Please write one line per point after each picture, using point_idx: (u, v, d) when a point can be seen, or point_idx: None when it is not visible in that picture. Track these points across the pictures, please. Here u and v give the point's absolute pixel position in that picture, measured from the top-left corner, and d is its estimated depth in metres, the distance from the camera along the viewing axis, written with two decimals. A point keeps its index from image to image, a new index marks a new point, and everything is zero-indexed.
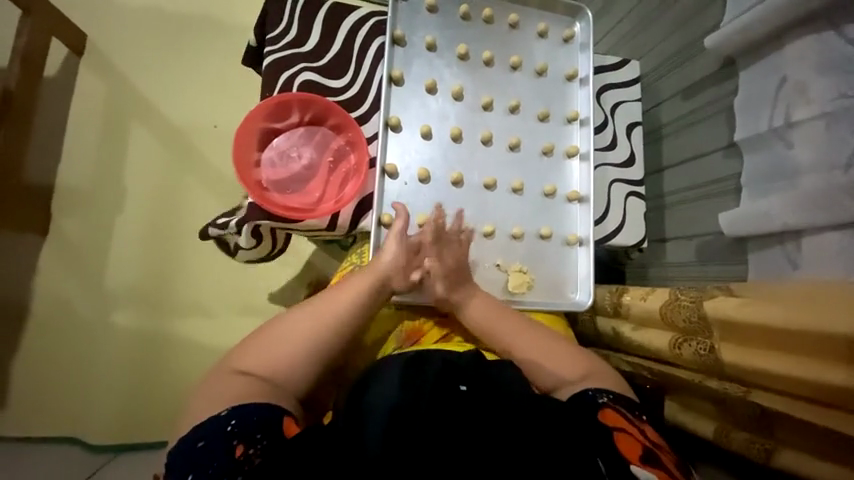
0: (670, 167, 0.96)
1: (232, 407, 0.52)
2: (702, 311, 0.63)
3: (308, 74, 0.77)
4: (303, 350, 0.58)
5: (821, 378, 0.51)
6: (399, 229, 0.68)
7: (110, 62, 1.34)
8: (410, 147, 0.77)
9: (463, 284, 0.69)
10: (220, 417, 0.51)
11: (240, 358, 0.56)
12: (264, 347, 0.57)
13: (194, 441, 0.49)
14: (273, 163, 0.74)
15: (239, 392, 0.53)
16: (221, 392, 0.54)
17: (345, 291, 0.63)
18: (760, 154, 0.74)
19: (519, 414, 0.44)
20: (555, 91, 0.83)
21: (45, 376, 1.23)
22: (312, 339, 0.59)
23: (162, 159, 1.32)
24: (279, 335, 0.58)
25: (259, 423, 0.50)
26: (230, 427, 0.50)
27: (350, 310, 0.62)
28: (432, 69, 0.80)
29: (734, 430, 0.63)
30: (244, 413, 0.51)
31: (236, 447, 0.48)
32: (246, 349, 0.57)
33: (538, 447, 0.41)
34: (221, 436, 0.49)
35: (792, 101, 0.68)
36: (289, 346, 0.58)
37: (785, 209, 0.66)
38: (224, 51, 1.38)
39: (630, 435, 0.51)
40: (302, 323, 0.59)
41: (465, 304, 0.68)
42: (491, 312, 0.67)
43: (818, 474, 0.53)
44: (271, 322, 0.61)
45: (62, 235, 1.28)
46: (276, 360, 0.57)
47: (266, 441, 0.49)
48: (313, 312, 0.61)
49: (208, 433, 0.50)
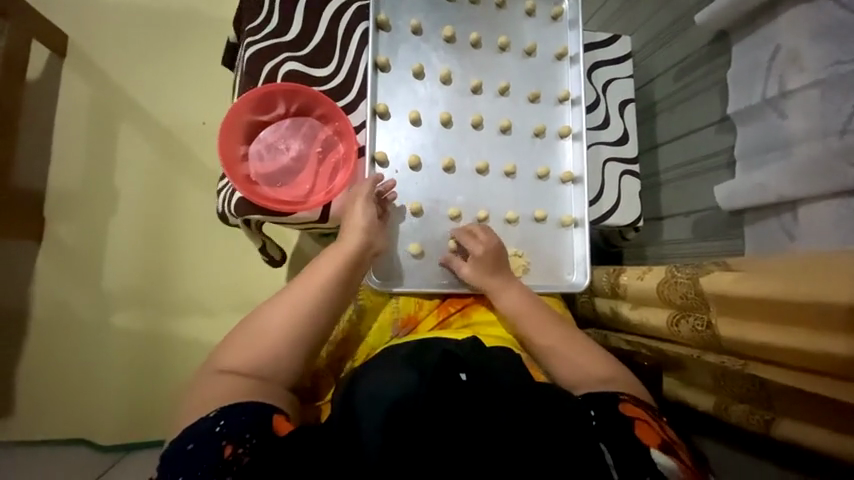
0: (664, 144, 0.95)
1: (220, 407, 0.51)
2: (698, 287, 0.64)
3: (292, 63, 0.75)
4: (278, 344, 0.57)
5: (819, 348, 0.51)
6: (365, 190, 0.68)
7: (92, 62, 1.32)
8: (400, 135, 0.76)
9: (500, 276, 0.70)
10: (209, 418, 0.51)
11: (222, 359, 0.56)
12: (242, 345, 0.57)
13: (184, 443, 0.49)
14: (261, 155, 0.73)
15: (225, 392, 0.53)
16: (208, 393, 0.53)
17: (318, 274, 0.62)
18: (755, 126, 0.73)
19: (512, 407, 0.44)
20: (545, 71, 0.82)
21: (49, 379, 1.23)
22: (284, 333, 0.58)
23: (151, 159, 1.31)
24: (254, 332, 0.58)
25: (247, 423, 0.50)
26: (219, 428, 0.49)
27: (325, 293, 0.61)
28: (420, 54, 0.78)
29: (733, 403, 0.63)
30: (232, 413, 0.51)
31: (223, 447, 0.48)
32: (227, 348, 0.57)
33: (531, 443, 0.42)
34: (210, 437, 0.49)
35: (786, 70, 0.66)
36: (267, 341, 0.57)
37: (781, 180, 0.65)
38: (209, 45, 1.36)
39: (650, 425, 0.52)
40: (273, 318, 0.58)
41: (499, 296, 0.69)
42: (521, 310, 0.68)
43: (815, 440, 0.53)
44: (245, 321, 0.60)
45: (57, 239, 1.27)
46: (256, 357, 0.56)
47: (256, 440, 0.49)
48: (284, 305, 0.59)
49: (197, 435, 0.49)
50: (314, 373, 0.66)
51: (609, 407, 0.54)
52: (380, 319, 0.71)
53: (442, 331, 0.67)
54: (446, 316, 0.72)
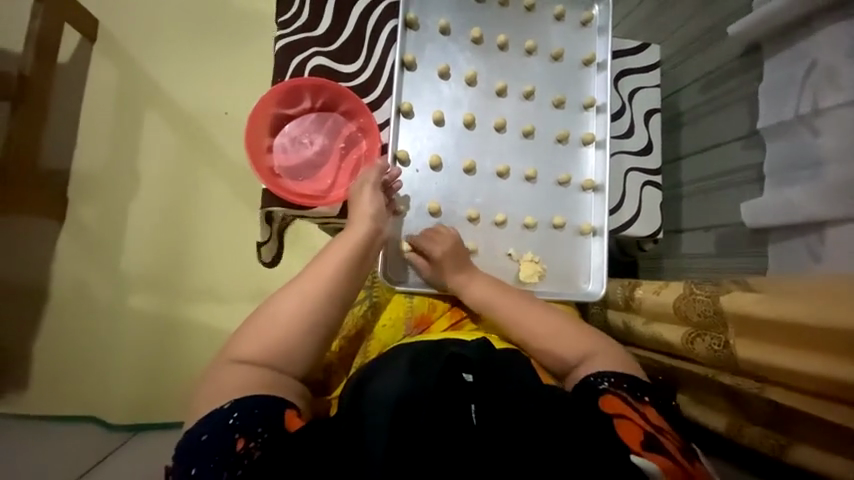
0: (688, 156, 0.93)
1: (234, 400, 0.52)
2: (717, 306, 0.62)
3: (319, 58, 0.76)
4: (290, 336, 0.58)
5: (841, 374, 0.49)
6: (374, 179, 0.69)
7: (121, 48, 1.34)
8: (422, 134, 0.76)
9: (461, 271, 0.70)
10: (223, 410, 0.51)
11: (236, 350, 0.57)
12: (255, 337, 0.57)
13: (198, 434, 0.50)
14: (285, 148, 0.74)
15: (238, 384, 0.54)
16: (221, 384, 0.54)
17: (324, 264, 0.63)
18: (785, 142, 0.71)
19: (526, 418, 0.43)
20: (572, 77, 0.81)
21: (65, 356, 1.26)
22: (295, 326, 0.58)
23: (173, 146, 1.33)
24: (266, 324, 0.58)
25: (260, 416, 0.51)
26: (232, 420, 0.50)
27: (332, 282, 0.61)
28: (446, 54, 0.78)
29: (748, 424, 0.62)
30: (245, 406, 0.51)
31: (236, 440, 0.49)
32: (241, 340, 0.58)
33: (537, 445, 0.42)
34: (223, 429, 0.50)
35: (821, 87, 0.65)
36: (278, 332, 0.58)
37: (812, 201, 0.64)
38: (235, 36, 1.37)
39: (631, 421, 0.50)
40: (284, 310, 0.59)
41: (464, 290, 0.70)
42: (487, 304, 0.68)
43: (832, 468, 0.52)
44: (256, 312, 0.60)
45: (79, 220, 1.30)
46: (269, 350, 0.57)
47: (267, 434, 0.49)
48: (295, 297, 0.60)
49: (210, 426, 0.50)
50: (326, 367, 0.67)
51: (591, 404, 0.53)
52: (394, 316, 0.72)
53: (454, 332, 0.67)
54: (460, 318, 0.72)
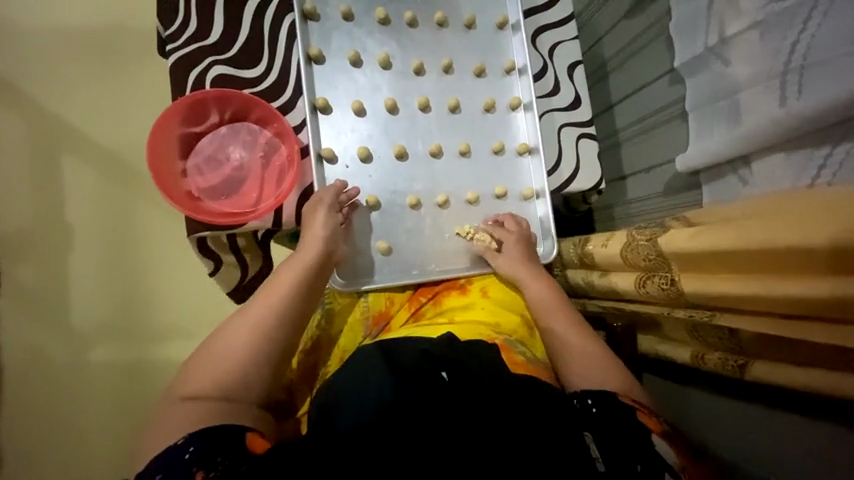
0: (619, 103, 0.94)
1: (189, 434, 0.48)
2: (658, 247, 0.64)
3: (220, 67, 0.71)
4: (244, 364, 0.55)
5: (773, 292, 0.51)
6: (328, 197, 0.67)
7: (18, 92, 1.24)
8: (345, 128, 0.73)
9: (526, 268, 0.70)
10: (177, 446, 0.47)
11: (186, 385, 0.53)
12: (206, 370, 0.54)
13: (154, 473, 0.45)
14: (201, 169, 0.70)
15: (190, 419, 0.49)
16: (169, 423, 0.50)
17: (279, 283, 0.61)
18: (702, 78, 0.72)
19: (489, 407, 0.45)
20: (490, 43, 0.79)
21: (25, 430, 1.17)
22: (249, 353, 0.55)
23: (101, 187, 1.25)
24: (219, 354, 0.55)
25: (219, 445, 0.46)
26: (188, 455, 0.46)
27: (285, 302, 0.59)
28: (354, 40, 0.75)
29: (708, 352, 0.65)
30: (202, 438, 0.47)
31: (196, 472, 0.44)
32: (190, 373, 0.54)
33: (506, 436, 0.42)
34: (180, 467, 0.45)
35: (725, 15, 0.65)
36: (230, 360, 0.55)
37: (729, 144, 0.66)
38: (143, 59, 1.28)
39: (649, 415, 0.51)
40: (237, 338, 0.56)
41: (526, 286, 0.69)
42: (543, 302, 0.67)
43: (791, 379, 0.54)
44: (207, 343, 0.57)
45: (12, 283, 1.20)
46: (224, 380, 0.53)
47: (228, 461, 0.45)
48: (246, 323, 0.57)
49: (165, 465, 0.45)
50: (287, 387, 0.65)
51: (608, 401, 0.51)
52: (351, 321, 0.71)
53: (413, 325, 0.66)
54: (418, 307, 0.71)
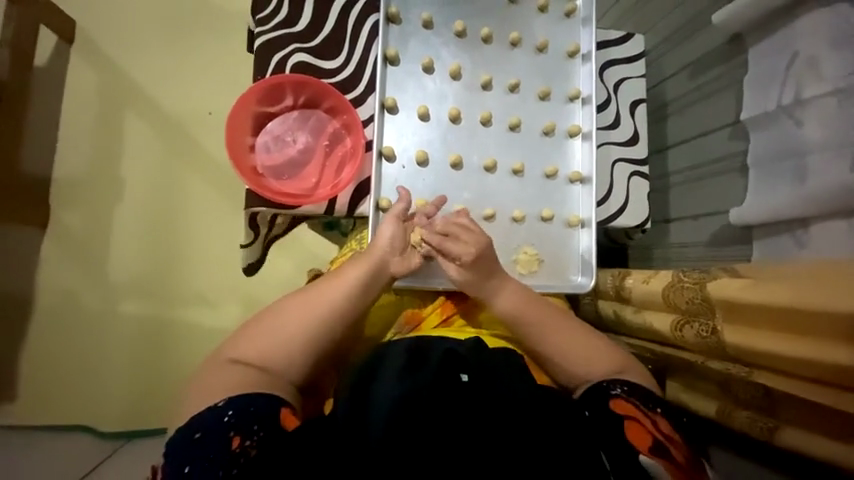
0: (674, 146, 0.94)
1: (229, 398, 0.51)
2: (705, 293, 0.63)
3: (300, 55, 0.75)
4: (295, 346, 0.57)
5: (823, 360, 0.50)
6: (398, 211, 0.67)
7: (97, 50, 1.31)
8: (408, 130, 0.75)
9: (493, 277, 0.65)
10: (217, 408, 0.51)
11: (237, 348, 0.56)
12: (259, 339, 0.57)
13: (193, 431, 0.49)
14: (268, 147, 0.73)
15: (234, 382, 0.53)
16: (214, 382, 0.54)
17: (343, 278, 0.62)
18: (768, 133, 0.71)
19: (526, 420, 0.43)
20: (558, 69, 0.80)
21: (48, 364, 1.24)
22: (302, 335, 0.58)
23: (154, 147, 1.31)
24: (272, 327, 0.58)
25: (255, 414, 0.50)
26: (227, 418, 0.49)
27: (344, 304, 0.61)
28: (430, 47, 0.77)
29: (737, 409, 0.63)
30: (239, 404, 0.50)
31: (232, 439, 0.48)
32: (242, 339, 0.57)
33: (533, 449, 0.41)
34: (219, 427, 0.49)
35: (804, 78, 0.65)
36: (285, 336, 0.58)
37: (794, 202, 0.65)
38: (217, 35, 1.35)
39: (641, 425, 0.51)
40: (295, 320, 0.58)
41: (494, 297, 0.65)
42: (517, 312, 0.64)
43: (825, 452, 0.52)
44: (265, 313, 0.60)
45: (62, 226, 1.28)
46: (271, 351, 0.56)
47: (263, 432, 0.48)
48: (306, 304, 0.60)
49: (205, 424, 0.49)
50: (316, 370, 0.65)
51: (601, 405, 0.55)
52: (387, 318, 0.72)
53: (443, 330, 0.67)
54: (450, 315, 0.70)
